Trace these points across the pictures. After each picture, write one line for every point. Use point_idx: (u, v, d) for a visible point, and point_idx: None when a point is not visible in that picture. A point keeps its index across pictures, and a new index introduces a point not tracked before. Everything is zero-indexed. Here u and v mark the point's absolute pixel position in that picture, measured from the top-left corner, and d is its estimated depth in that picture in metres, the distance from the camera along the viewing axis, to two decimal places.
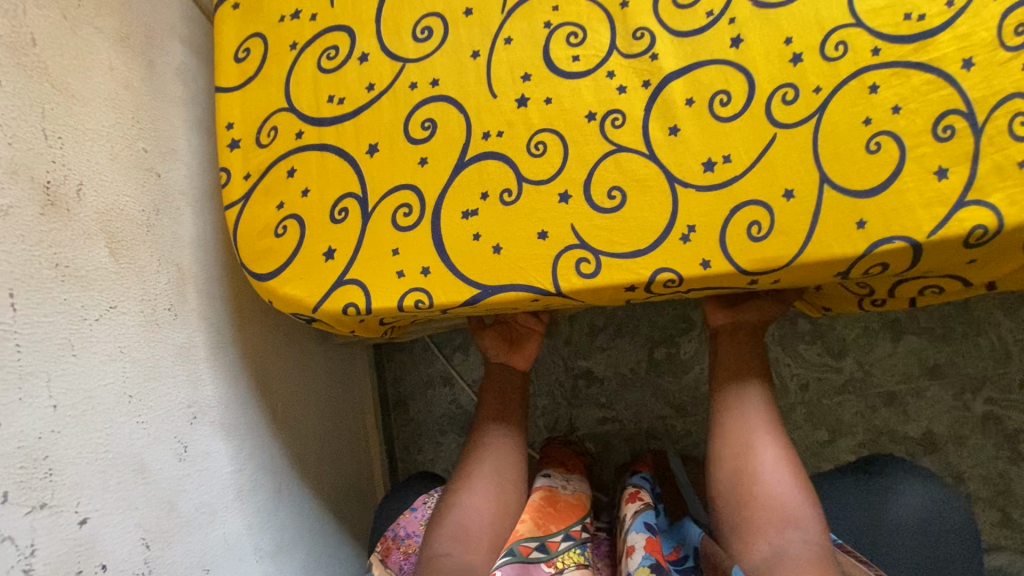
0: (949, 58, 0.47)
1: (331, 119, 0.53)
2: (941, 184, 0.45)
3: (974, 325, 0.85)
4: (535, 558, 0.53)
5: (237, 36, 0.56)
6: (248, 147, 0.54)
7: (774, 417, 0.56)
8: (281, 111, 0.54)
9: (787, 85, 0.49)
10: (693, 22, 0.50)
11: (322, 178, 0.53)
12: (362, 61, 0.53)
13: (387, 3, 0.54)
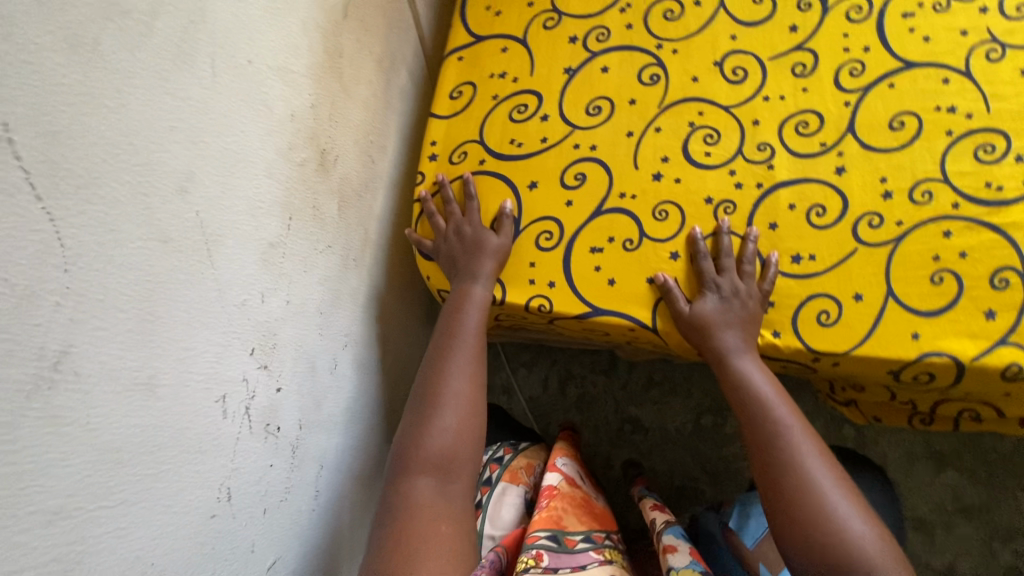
0: (1017, 225, 0.57)
1: (507, 155, 0.69)
2: (988, 323, 0.55)
3: (1018, 478, 0.88)
4: (580, 548, 0.56)
5: (455, 80, 0.74)
6: (441, 160, 0.71)
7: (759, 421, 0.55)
8: (472, 140, 0.71)
9: (873, 214, 0.60)
10: (808, 148, 0.63)
11: (489, 196, 0.68)
12: (543, 119, 0.70)
13: (571, 82, 0.70)
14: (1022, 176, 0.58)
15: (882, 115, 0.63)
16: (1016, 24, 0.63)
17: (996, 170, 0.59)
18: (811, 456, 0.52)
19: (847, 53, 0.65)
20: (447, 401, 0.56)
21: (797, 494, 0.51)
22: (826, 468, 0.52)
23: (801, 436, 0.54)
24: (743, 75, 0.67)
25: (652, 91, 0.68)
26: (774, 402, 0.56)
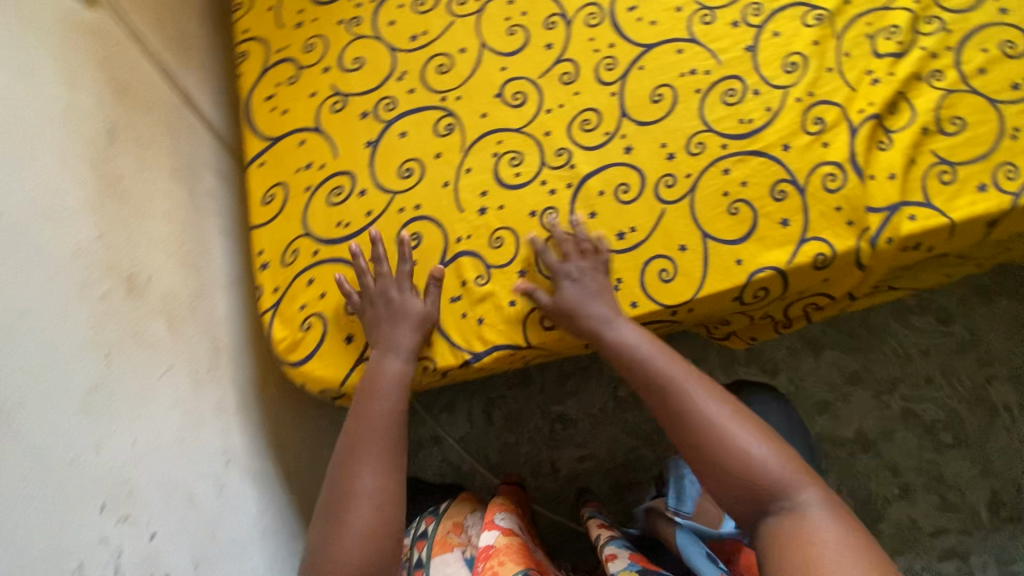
0: (773, 144, 0.69)
1: (339, 239, 0.70)
2: (786, 230, 0.65)
3: (877, 334, 1.08)
4: None
5: (264, 185, 0.74)
6: (275, 266, 0.70)
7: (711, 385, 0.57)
8: (300, 237, 0.70)
9: (667, 175, 0.69)
10: (596, 140, 0.72)
11: (335, 285, 0.68)
12: (362, 194, 0.72)
13: (377, 152, 0.74)
14: (763, 106, 0.72)
15: (643, 93, 0.74)
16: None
17: (742, 108, 0.72)
18: (709, 398, 0.55)
19: (598, 53, 0.78)
20: (361, 500, 0.55)
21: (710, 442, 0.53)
22: (727, 404, 0.55)
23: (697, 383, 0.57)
24: (523, 97, 0.76)
25: (452, 140, 0.74)
26: (676, 365, 0.58)
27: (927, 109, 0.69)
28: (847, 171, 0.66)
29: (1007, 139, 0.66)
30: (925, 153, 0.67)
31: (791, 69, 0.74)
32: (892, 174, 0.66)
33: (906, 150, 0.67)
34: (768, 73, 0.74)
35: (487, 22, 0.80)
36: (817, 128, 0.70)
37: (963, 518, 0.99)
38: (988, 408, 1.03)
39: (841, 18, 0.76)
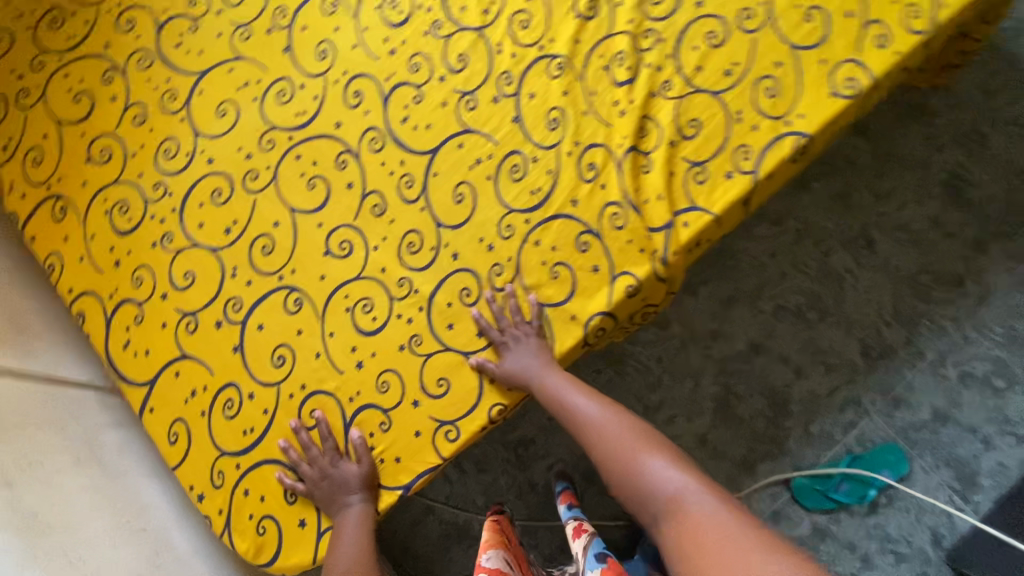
0: (564, 202, 0.82)
1: (252, 445, 0.78)
2: (599, 274, 0.79)
3: (733, 255, 1.26)
4: None
5: (164, 426, 0.80)
6: (210, 493, 0.78)
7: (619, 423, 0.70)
8: (219, 458, 0.78)
9: (495, 266, 0.81)
10: (425, 258, 0.82)
11: (269, 484, 0.77)
12: (252, 398, 0.79)
13: (247, 353, 0.80)
14: (544, 171, 0.83)
15: (447, 197, 0.84)
16: (465, 76, 0.87)
17: (529, 179, 0.83)
18: (617, 425, 0.70)
19: (394, 174, 0.85)
20: None
21: (617, 461, 0.66)
22: (630, 426, 0.69)
23: (606, 415, 0.72)
24: (350, 245, 0.83)
25: (305, 314, 0.81)
26: (592, 414, 0.73)
27: (668, 122, 0.81)
28: (626, 208, 0.80)
29: (733, 125, 0.79)
30: (678, 162, 0.80)
31: (555, 124, 0.84)
32: (659, 195, 0.79)
33: (663, 168, 0.80)
34: (538, 136, 0.84)
35: (285, 186, 0.86)
36: (592, 173, 0.82)
37: (845, 372, 1.20)
38: (834, 278, 1.23)
39: (577, 60, 0.86)
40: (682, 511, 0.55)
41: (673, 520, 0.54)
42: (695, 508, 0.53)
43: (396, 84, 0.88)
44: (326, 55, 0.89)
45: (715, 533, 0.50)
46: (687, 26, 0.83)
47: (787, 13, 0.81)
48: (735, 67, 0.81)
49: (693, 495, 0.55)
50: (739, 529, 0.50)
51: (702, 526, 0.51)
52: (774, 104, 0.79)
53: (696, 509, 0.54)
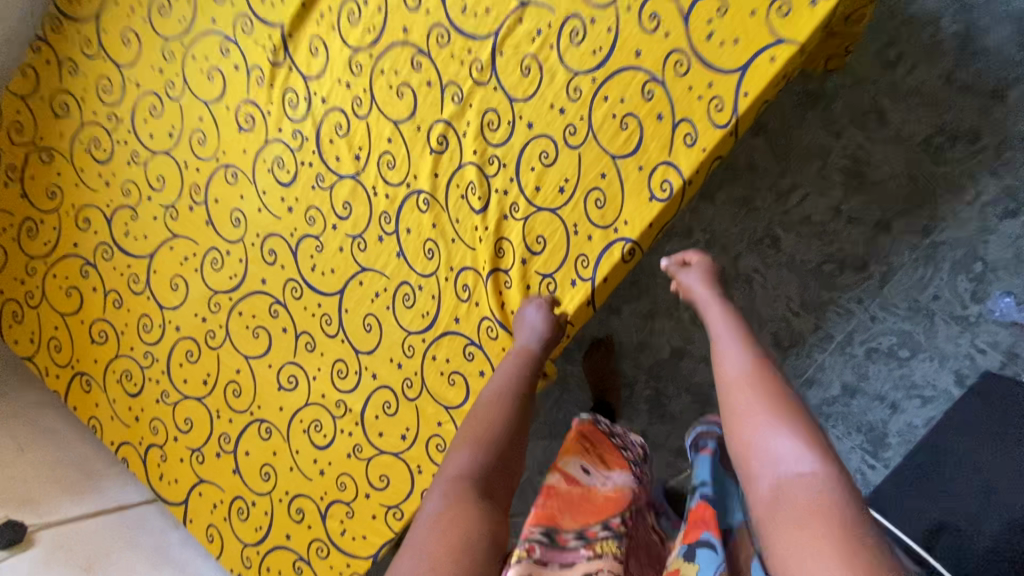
0: (449, 321, 0.99)
1: (264, 536, 1.07)
2: (485, 377, 0.97)
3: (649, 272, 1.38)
4: (571, 544, 0.65)
5: (202, 530, 1.10)
6: (245, 571, 1.08)
7: (757, 373, 0.67)
8: (245, 547, 1.08)
9: (406, 380, 1.01)
10: (352, 382, 1.03)
11: (281, 562, 1.06)
12: (256, 503, 1.07)
13: (243, 473, 1.07)
14: (430, 296, 1.00)
15: (359, 328, 1.03)
16: (353, 220, 1.03)
17: (419, 305, 1.00)
18: (755, 386, 0.65)
19: (315, 315, 1.05)
20: (468, 441, 0.71)
21: (743, 419, 0.62)
22: (767, 392, 0.63)
23: (747, 373, 0.67)
24: (296, 378, 1.05)
25: (276, 438, 1.05)
26: (736, 360, 0.70)
27: (519, 240, 0.94)
28: (495, 322, 0.96)
29: (572, 237, 0.92)
30: (533, 275, 0.94)
31: (431, 253, 0.99)
32: (519, 308, 0.94)
33: (520, 283, 0.94)
34: (421, 266, 1.00)
35: (238, 338, 1.07)
36: (467, 293, 0.98)
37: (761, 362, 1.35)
38: (744, 280, 1.34)
39: (439, 192, 0.98)
40: (779, 501, 0.52)
41: (784, 502, 0.52)
42: (815, 502, 0.50)
43: (300, 237, 1.05)
44: (239, 222, 1.06)
45: (801, 519, 0.49)
46: (525, 148, 0.93)
47: (605, 125, 0.90)
48: (567, 183, 0.92)
49: (807, 489, 0.52)
50: (846, 524, 0.47)
51: (811, 520, 0.48)
52: (602, 214, 0.91)
53: (794, 498, 0.52)
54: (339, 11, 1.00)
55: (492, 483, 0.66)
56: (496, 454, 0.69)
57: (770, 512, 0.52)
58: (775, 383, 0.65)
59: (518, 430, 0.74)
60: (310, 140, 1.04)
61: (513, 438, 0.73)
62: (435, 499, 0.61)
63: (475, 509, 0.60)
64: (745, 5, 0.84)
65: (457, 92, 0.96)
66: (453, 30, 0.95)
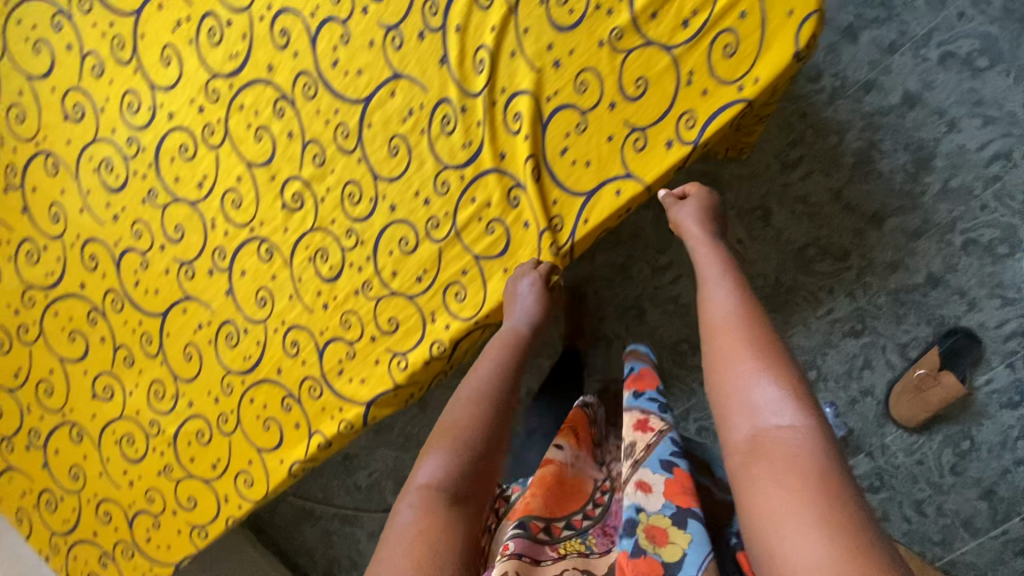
0: (269, 369, 0.98)
1: (70, 529, 1.10)
2: (301, 428, 0.99)
3: None
4: (541, 537, 0.59)
5: (8, 511, 1.14)
6: (50, 555, 1.13)
7: (741, 315, 0.58)
8: (50, 535, 1.12)
9: (222, 414, 1.01)
10: (168, 404, 1.03)
11: (84, 554, 1.10)
12: (63, 498, 1.10)
13: (51, 470, 1.09)
14: (253, 341, 0.98)
15: (180, 356, 1.02)
16: (183, 245, 0.98)
17: (242, 347, 0.99)
18: (740, 328, 0.57)
19: (137, 332, 1.02)
20: (438, 437, 0.62)
21: (716, 369, 0.54)
22: (755, 333, 0.55)
23: (732, 316, 0.59)
24: (111, 388, 1.05)
25: (87, 442, 1.07)
26: (720, 298, 0.63)
27: (370, 319, 0.93)
28: (316, 380, 0.97)
29: (428, 326, 0.91)
30: (383, 353, 0.94)
31: (261, 300, 0.97)
32: (353, 376, 0.95)
33: (364, 357, 0.94)
34: (249, 310, 0.98)
35: (54, 340, 1.05)
36: (291, 346, 0.97)
37: None
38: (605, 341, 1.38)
39: (285, 246, 0.94)
40: (756, 458, 0.45)
41: (757, 466, 0.45)
42: (798, 465, 0.43)
43: (124, 249, 0.99)
44: (59, 218, 1.00)
45: (781, 476, 0.43)
46: (382, 232, 0.90)
47: (471, 226, 0.87)
48: (424, 274, 0.90)
49: (789, 444, 0.45)
50: (822, 502, 0.40)
51: (791, 504, 0.41)
52: (462, 308, 0.89)
53: (776, 453, 0.45)
54: (199, 27, 0.89)
55: (471, 507, 0.54)
56: (478, 462, 0.57)
57: (740, 480, 0.46)
58: (763, 323, 0.57)
59: (501, 422, 0.62)
60: (147, 152, 0.95)
61: (498, 431, 0.61)
62: (404, 521, 0.51)
63: (449, 543, 0.49)
64: (604, 129, 0.80)
65: (318, 153, 0.90)
66: (322, 82, 0.86)
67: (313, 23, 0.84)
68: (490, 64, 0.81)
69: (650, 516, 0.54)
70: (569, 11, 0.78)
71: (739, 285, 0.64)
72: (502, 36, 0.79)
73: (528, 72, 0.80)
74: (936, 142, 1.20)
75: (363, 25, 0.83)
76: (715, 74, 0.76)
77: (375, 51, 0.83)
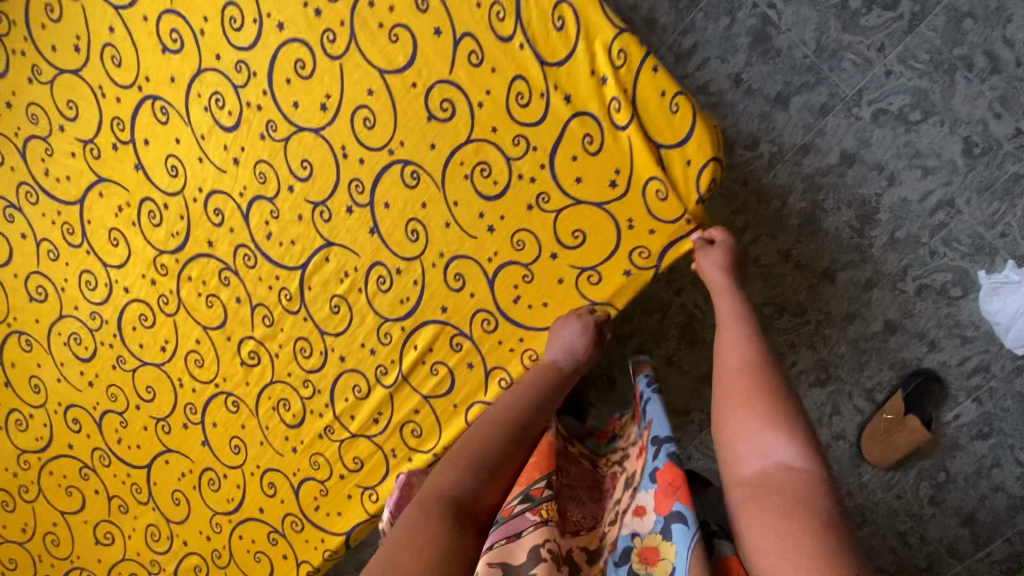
0: (252, 508, 1.04)
1: None
2: (288, 560, 1.05)
3: None
4: (519, 509, 0.60)
5: None
6: None
7: (759, 358, 0.64)
8: None
9: (214, 551, 1.08)
10: (164, 545, 1.10)
11: None
12: None
13: None
14: (234, 484, 1.04)
15: (169, 502, 1.08)
16: (157, 403, 1.03)
17: (225, 489, 1.05)
18: (753, 373, 0.62)
19: (126, 482, 1.08)
20: (456, 458, 0.68)
21: (732, 407, 0.60)
22: (769, 381, 0.61)
23: (746, 357, 0.65)
24: (112, 534, 1.12)
25: None
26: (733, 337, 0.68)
27: (337, 459, 0.98)
28: (296, 515, 1.02)
29: (390, 462, 0.95)
30: (353, 487, 0.99)
31: (236, 447, 1.02)
32: (329, 511, 1.00)
33: (336, 493, 1.00)
34: (225, 456, 1.03)
35: (53, 495, 1.12)
36: (269, 487, 1.02)
37: None
38: None
39: (249, 397, 0.99)
40: (766, 492, 0.52)
41: (762, 499, 0.51)
42: (797, 503, 0.49)
43: (103, 411, 1.05)
44: (39, 388, 1.06)
45: (785, 508, 0.49)
46: (336, 380, 0.94)
47: (417, 369, 0.90)
48: (380, 416, 0.94)
49: (793, 482, 0.51)
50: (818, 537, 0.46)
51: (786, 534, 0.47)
52: (420, 442, 0.93)
53: (782, 491, 0.51)
54: (138, 210, 0.93)
55: (477, 508, 0.63)
56: (488, 477, 0.66)
57: (746, 510, 0.52)
58: (776, 366, 0.63)
59: (513, 443, 0.70)
60: (110, 323, 1.00)
61: (510, 454, 0.69)
62: (413, 517, 0.59)
63: (449, 533, 0.57)
64: (553, 274, 0.82)
65: (266, 314, 0.94)
66: (260, 252, 0.91)
67: (243, 202, 0.88)
68: (425, 233, 0.85)
69: (645, 538, 0.57)
70: (493, 181, 0.81)
71: (754, 324, 0.69)
72: (433, 208, 0.83)
73: (463, 239, 0.84)
74: (880, 197, 1.03)
75: (291, 201, 0.87)
76: (654, 215, 0.77)
77: (305, 223, 0.87)
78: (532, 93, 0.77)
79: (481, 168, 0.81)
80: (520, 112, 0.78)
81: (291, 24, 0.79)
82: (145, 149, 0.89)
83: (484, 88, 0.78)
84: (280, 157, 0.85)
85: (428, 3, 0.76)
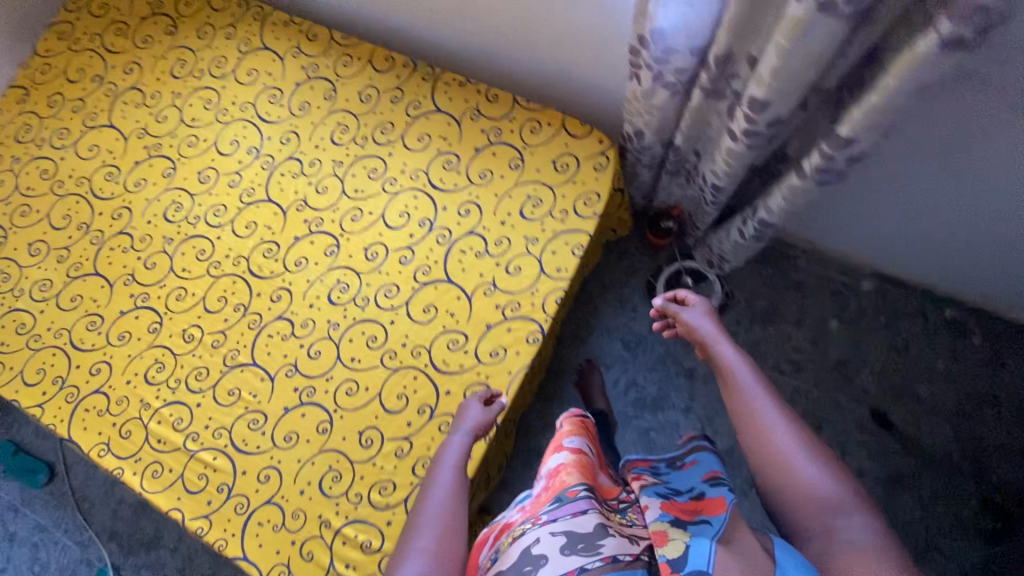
0: (75, 358, 1.41)
1: None
2: (39, 395, 1.39)
3: None
4: (575, 494, 0.81)
5: None
6: None
7: (769, 406, 0.84)
8: None
9: (38, 335, 1.44)
10: (35, 296, 1.47)
11: None
12: None
13: None
14: (93, 339, 1.42)
15: (69, 293, 1.46)
16: (142, 272, 1.44)
17: (87, 334, 1.42)
18: (770, 418, 0.82)
19: (78, 258, 1.48)
20: (415, 544, 0.83)
21: (767, 454, 0.80)
22: (789, 430, 0.81)
23: (759, 407, 0.85)
24: (36, 253, 1.50)
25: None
26: (749, 389, 0.87)
27: (126, 416, 1.35)
28: (77, 392, 1.38)
29: (132, 458, 1.31)
30: (106, 436, 1.34)
31: (121, 337, 1.41)
32: (86, 418, 1.36)
33: (100, 421, 1.35)
34: (114, 330, 1.42)
35: (58, 207, 1.52)
36: (94, 369, 1.39)
37: None
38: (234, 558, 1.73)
39: (160, 338, 1.39)
40: (822, 507, 0.73)
41: (819, 519, 0.73)
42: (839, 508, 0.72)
43: (130, 232, 1.48)
44: (138, 186, 1.50)
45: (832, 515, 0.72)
46: (180, 403, 1.33)
47: (198, 462, 1.28)
48: (162, 442, 1.31)
49: (830, 502, 0.73)
50: (835, 502, 0.73)
51: (819, 514, 0.73)
52: (150, 481, 1.29)
53: (828, 506, 0.73)
54: (269, 240, 1.40)
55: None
56: (442, 541, 0.83)
57: (807, 522, 0.74)
58: (779, 409, 0.83)
59: (456, 511, 0.88)
60: (193, 229, 1.45)
61: (455, 531, 0.85)
62: None
63: None
64: (279, 544, 1.20)
65: (219, 340, 1.36)
66: (258, 330, 1.34)
67: (287, 312, 1.34)
68: (291, 445, 1.25)
69: (655, 525, 0.71)
70: (329, 485, 1.21)
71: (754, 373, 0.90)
72: (307, 445, 1.25)
73: (291, 473, 1.24)
74: None
75: (293, 347, 1.31)
76: None
77: (281, 360, 1.31)
78: (388, 496, 1.19)
79: (334, 474, 1.22)
80: (374, 491, 1.19)
81: (393, 326, 1.28)
82: (307, 243, 1.38)
83: (381, 461, 1.21)
84: (318, 335, 1.31)
85: (422, 413, 1.22)
